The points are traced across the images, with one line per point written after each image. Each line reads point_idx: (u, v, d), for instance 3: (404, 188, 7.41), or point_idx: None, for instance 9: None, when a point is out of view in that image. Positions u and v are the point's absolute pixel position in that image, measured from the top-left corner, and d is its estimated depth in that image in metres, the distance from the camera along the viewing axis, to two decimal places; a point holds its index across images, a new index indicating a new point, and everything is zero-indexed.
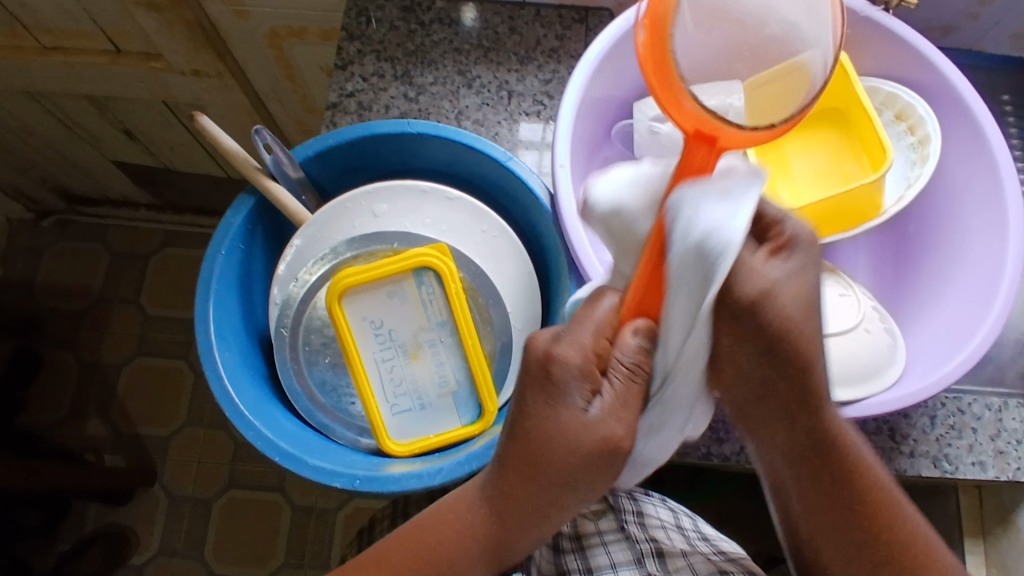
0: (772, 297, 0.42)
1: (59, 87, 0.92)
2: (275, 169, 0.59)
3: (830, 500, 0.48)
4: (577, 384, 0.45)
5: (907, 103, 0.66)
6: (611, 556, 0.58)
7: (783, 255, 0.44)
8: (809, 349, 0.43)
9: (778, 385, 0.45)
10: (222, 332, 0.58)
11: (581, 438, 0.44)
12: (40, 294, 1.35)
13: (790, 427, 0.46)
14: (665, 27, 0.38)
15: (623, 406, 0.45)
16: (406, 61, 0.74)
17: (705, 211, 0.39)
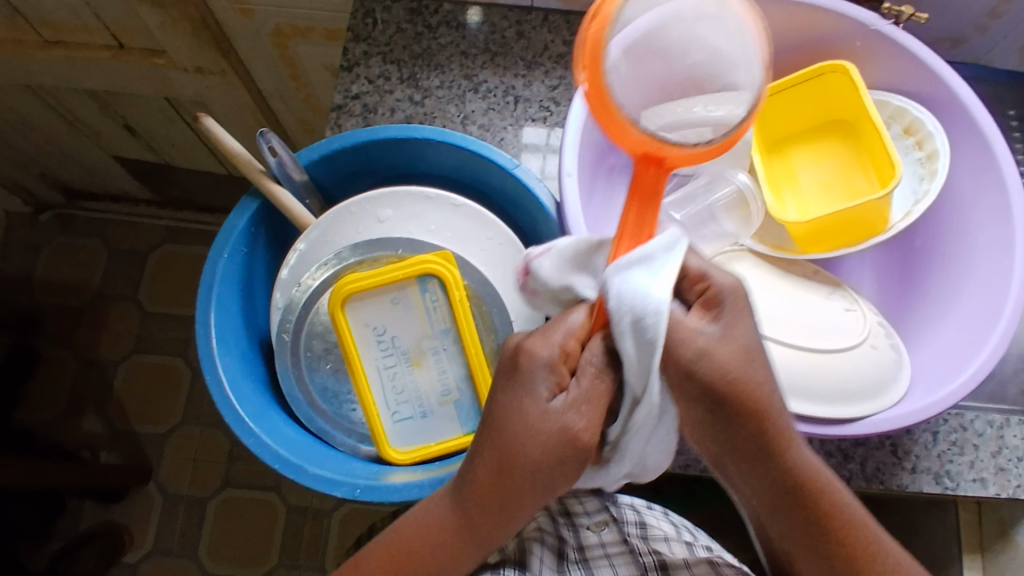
0: (707, 359, 0.41)
1: (61, 82, 0.91)
2: (279, 173, 0.58)
3: (804, 539, 0.46)
4: (544, 375, 0.43)
5: (916, 118, 0.66)
6: (613, 568, 0.57)
7: (713, 314, 0.43)
8: (757, 400, 0.42)
9: (736, 430, 0.42)
10: (223, 336, 0.57)
11: (543, 430, 0.42)
12: (38, 289, 1.34)
13: (759, 470, 0.43)
14: (599, 57, 0.39)
15: (588, 404, 0.43)
16: (412, 63, 0.73)
17: (635, 283, 0.41)
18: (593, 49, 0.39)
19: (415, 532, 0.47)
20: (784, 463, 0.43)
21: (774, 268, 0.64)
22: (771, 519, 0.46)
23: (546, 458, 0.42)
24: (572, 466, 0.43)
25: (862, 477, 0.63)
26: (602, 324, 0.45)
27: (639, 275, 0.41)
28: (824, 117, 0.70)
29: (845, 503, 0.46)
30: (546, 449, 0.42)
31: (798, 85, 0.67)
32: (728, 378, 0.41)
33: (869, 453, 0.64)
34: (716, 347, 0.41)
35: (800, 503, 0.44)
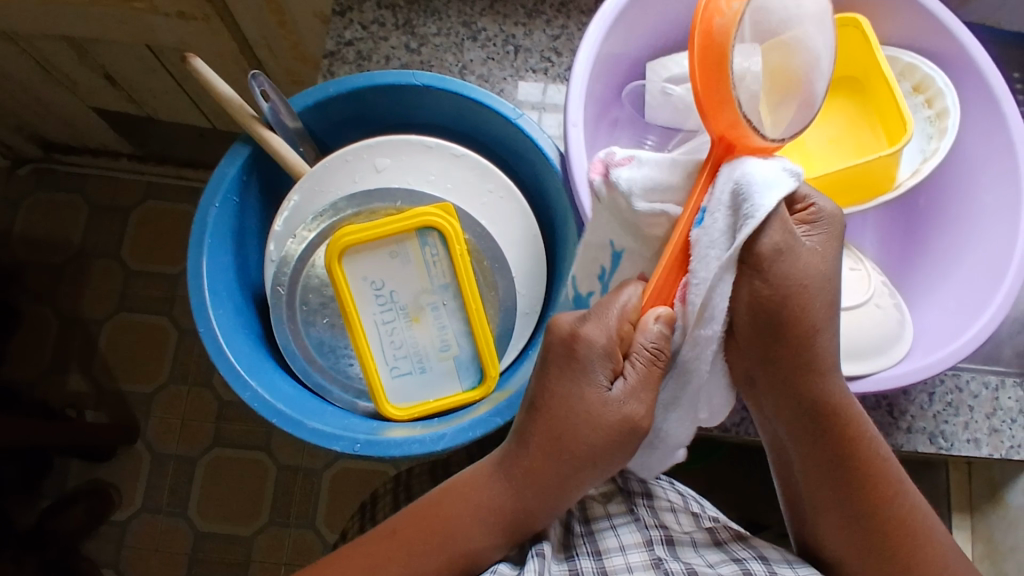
0: (791, 254, 0.44)
1: (36, 28, 0.87)
2: (272, 118, 0.56)
3: (837, 470, 0.51)
4: (600, 364, 0.46)
5: (927, 75, 0.64)
6: (619, 538, 0.55)
7: (807, 227, 0.46)
8: (813, 316, 0.45)
9: (782, 352, 0.47)
10: (215, 287, 0.55)
11: (602, 415, 0.46)
12: (17, 244, 1.30)
13: (798, 394, 0.49)
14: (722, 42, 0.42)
15: (642, 387, 0.46)
16: (409, 9, 0.70)
17: (757, 175, 0.42)
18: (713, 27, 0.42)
19: (455, 504, 0.52)
20: (823, 385, 0.48)
21: None
22: (797, 439, 0.51)
23: (598, 438, 0.46)
24: (626, 445, 0.47)
25: None
26: (655, 300, 0.47)
27: (760, 170, 0.42)
28: (833, 72, 0.68)
29: (868, 429, 0.51)
30: (602, 430, 0.46)
31: None
32: (796, 287, 0.44)
33: (867, 413, 0.64)
34: (806, 263, 0.44)
35: (833, 422, 0.49)
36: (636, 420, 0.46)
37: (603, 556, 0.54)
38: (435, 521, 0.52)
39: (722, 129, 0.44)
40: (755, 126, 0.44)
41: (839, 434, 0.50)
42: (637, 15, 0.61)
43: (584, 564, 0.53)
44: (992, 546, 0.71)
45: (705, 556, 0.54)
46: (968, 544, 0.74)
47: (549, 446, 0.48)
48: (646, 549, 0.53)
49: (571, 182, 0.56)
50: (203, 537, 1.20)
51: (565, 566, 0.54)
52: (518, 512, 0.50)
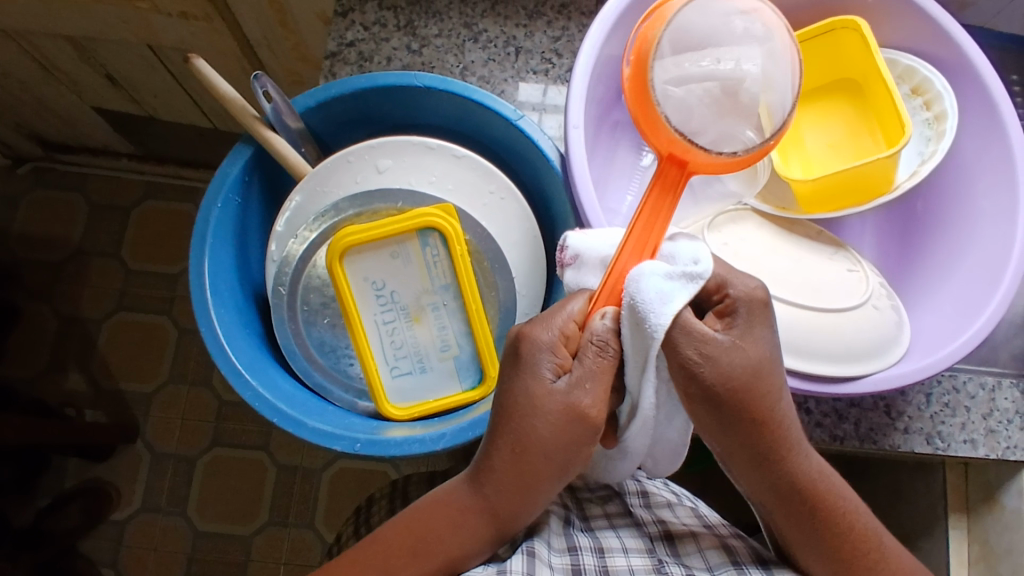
0: (712, 358, 0.44)
1: (38, 27, 0.87)
2: (274, 119, 0.56)
3: (815, 540, 0.50)
4: (547, 356, 0.46)
5: (925, 78, 0.64)
6: (622, 540, 0.55)
7: (726, 321, 0.45)
8: (762, 400, 0.45)
9: (739, 436, 0.46)
10: (217, 287, 0.56)
11: (551, 409, 0.45)
12: (17, 243, 1.31)
13: (764, 473, 0.48)
14: (646, 64, 0.47)
15: (591, 379, 0.45)
16: (410, 10, 0.71)
17: (649, 290, 0.44)
18: (641, 46, 0.47)
19: (429, 515, 0.50)
20: (785, 465, 0.48)
21: (776, 227, 0.62)
22: (771, 513, 0.50)
23: (557, 439, 0.45)
24: (581, 441, 0.45)
25: (855, 437, 0.64)
26: (601, 305, 0.47)
27: (657, 280, 0.44)
28: (833, 76, 0.69)
29: (842, 499, 0.50)
30: (556, 425, 0.45)
31: (808, 40, 0.66)
32: (740, 377, 0.44)
33: (863, 414, 0.65)
34: (732, 353, 0.44)
35: (802, 498, 0.49)
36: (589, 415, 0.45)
37: (605, 554, 0.53)
38: (416, 533, 0.50)
39: (669, 144, 0.46)
40: (693, 147, 0.45)
41: (812, 511, 0.49)
42: None
43: (586, 561, 0.53)
44: (988, 547, 0.71)
45: (705, 557, 0.54)
46: (964, 545, 0.74)
47: (514, 456, 0.46)
48: (647, 554, 0.54)
49: (572, 182, 0.56)
50: (201, 536, 1.20)
51: (566, 559, 0.53)
52: (488, 517, 0.49)
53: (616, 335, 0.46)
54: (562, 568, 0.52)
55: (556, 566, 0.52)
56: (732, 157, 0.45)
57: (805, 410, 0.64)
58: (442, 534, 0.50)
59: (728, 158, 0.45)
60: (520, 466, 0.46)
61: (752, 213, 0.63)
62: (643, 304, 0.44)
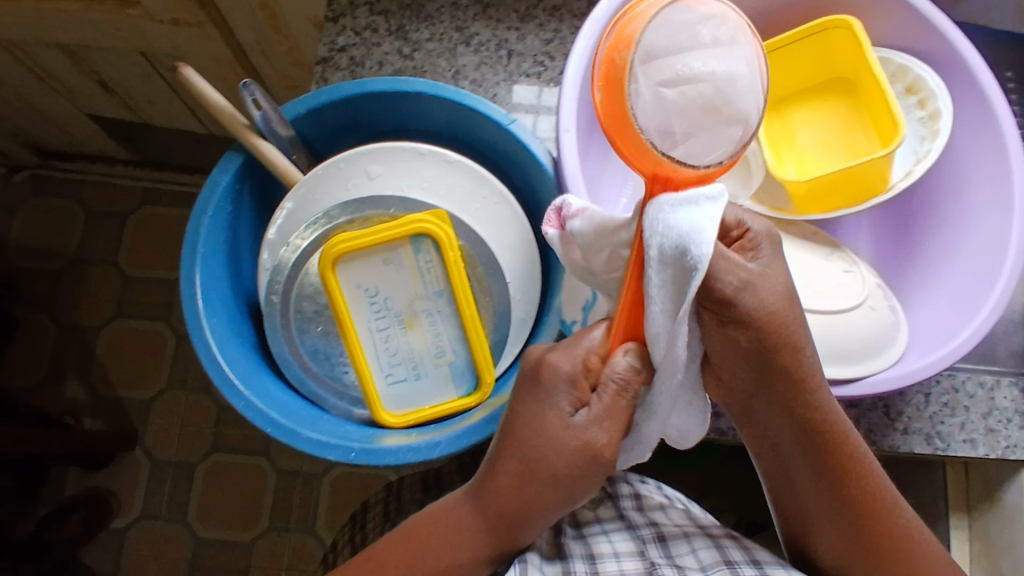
0: (750, 289, 0.43)
1: (30, 35, 0.86)
2: (264, 127, 0.56)
3: (834, 489, 0.51)
4: (566, 390, 0.46)
5: (919, 76, 0.64)
6: (613, 544, 0.56)
7: (751, 252, 0.45)
8: (796, 338, 0.45)
9: (768, 377, 0.47)
10: (209, 296, 0.55)
11: (566, 442, 0.45)
12: (14, 252, 1.30)
13: (789, 416, 0.49)
14: (619, 84, 0.40)
15: (608, 417, 0.45)
16: (401, 14, 0.70)
17: (686, 221, 0.40)
18: (611, 69, 0.41)
19: (427, 530, 0.50)
20: (808, 407, 0.48)
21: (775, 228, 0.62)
22: (793, 461, 0.51)
23: (565, 469, 0.45)
24: (593, 474, 0.46)
25: None
26: (623, 337, 0.47)
27: (683, 213, 0.41)
28: (825, 75, 0.68)
29: (858, 444, 0.51)
30: (568, 459, 0.45)
31: (800, 40, 0.65)
32: (769, 315, 0.44)
33: (862, 414, 0.64)
34: (761, 289, 0.44)
35: (824, 443, 0.50)
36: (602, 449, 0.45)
37: (596, 560, 0.54)
38: (412, 551, 0.50)
39: (653, 166, 0.42)
40: (686, 164, 0.41)
41: (833, 458, 0.50)
42: None
43: (577, 567, 0.53)
44: (991, 546, 0.71)
45: (698, 556, 0.54)
46: (965, 544, 0.74)
47: (517, 476, 0.46)
48: (640, 557, 0.54)
49: (564, 186, 0.56)
50: (202, 543, 1.20)
51: (557, 567, 0.52)
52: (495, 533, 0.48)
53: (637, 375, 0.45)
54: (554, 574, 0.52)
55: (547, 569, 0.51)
56: (722, 167, 0.41)
57: None
58: (437, 547, 0.49)
59: (717, 168, 0.41)
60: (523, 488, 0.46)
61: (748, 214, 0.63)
62: (680, 206, 0.41)
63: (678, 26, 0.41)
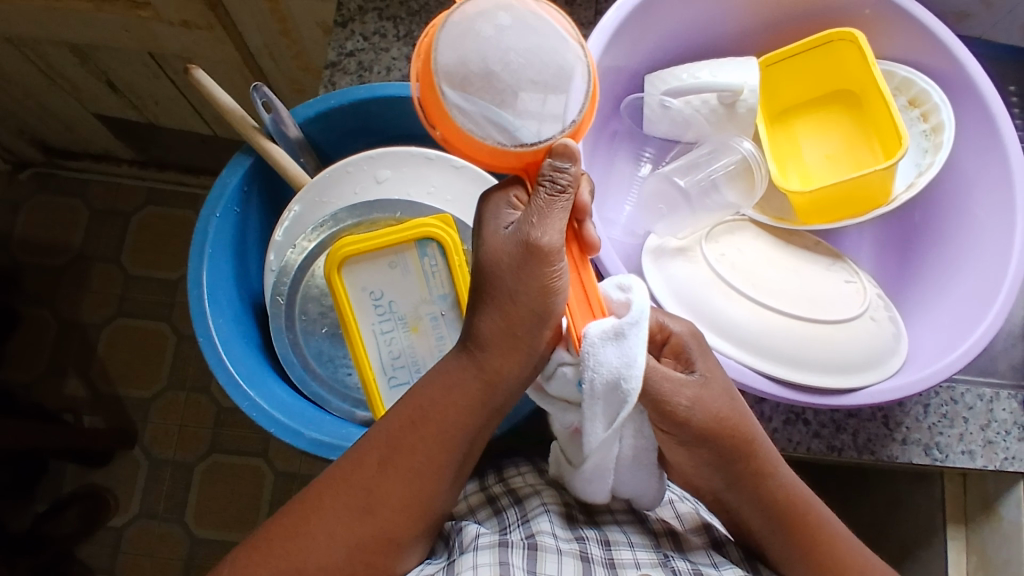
0: (701, 402, 0.46)
1: (39, 34, 0.87)
2: (273, 129, 0.56)
3: (803, 558, 0.51)
4: (508, 207, 0.45)
5: (921, 90, 0.65)
6: (626, 535, 0.54)
7: (687, 363, 0.49)
8: (745, 430, 0.48)
9: (725, 466, 0.48)
10: (216, 298, 0.56)
11: (500, 249, 0.43)
12: (17, 248, 1.31)
13: (747, 498, 0.50)
14: (438, 104, 0.41)
15: (539, 215, 0.42)
16: (410, 21, 0.71)
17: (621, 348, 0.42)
18: (428, 93, 0.41)
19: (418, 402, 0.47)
20: (767, 488, 0.50)
21: (776, 238, 0.63)
22: (758, 535, 0.52)
23: (518, 273, 0.42)
24: (536, 271, 0.42)
25: (853, 448, 0.64)
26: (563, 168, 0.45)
27: (609, 350, 0.43)
28: (830, 87, 0.69)
29: (827, 516, 0.52)
30: (507, 262, 0.43)
31: (804, 52, 0.66)
32: (720, 422, 0.47)
33: (861, 424, 0.65)
34: (702, 394, 0.47)
35: (788, 520, 0.50)
36: (546, 249, 0.42)
37: (611, 545, 0.52)
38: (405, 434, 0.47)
39: (517, 160, 0.43)
40: (535, 142, 0.42)
41: (801, 534, 0.50)
42: (637, 29, 0.62)
43: (593, 550, 0.51)
44: (987, 558, 0.71)
45: (708, 554, 0.54)
46: (962, 556, 0.74)
47: (501, 321, 0.44)
48: (653, 549, 0.53)
49: None
50: (199, 543, 1.20)
51: (574, 546, 0.51)
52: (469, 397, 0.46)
53: (574, 175, 0.42)
54: (571, 553, 0.50)
55: (565, 551, 0.50)
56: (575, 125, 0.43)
57: (803, 420, 0.64)
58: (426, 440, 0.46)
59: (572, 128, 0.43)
60: (511, 332, 0.44)
61: (750, 223, 0.64)
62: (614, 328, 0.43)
63: (467, 32, 0.40)
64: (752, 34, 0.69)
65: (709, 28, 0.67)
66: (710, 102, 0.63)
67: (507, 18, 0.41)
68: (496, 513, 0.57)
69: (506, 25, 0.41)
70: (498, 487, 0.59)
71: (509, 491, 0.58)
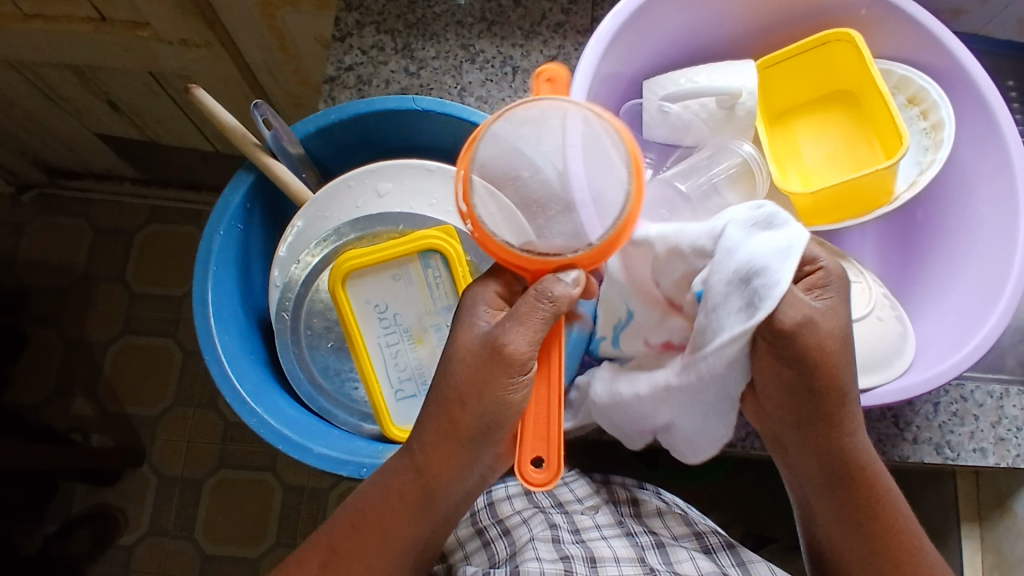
0: (811, 322, 0.44)
1: (41, 56, 0.88)
2: (274, 145, 0.56)
3: (854, 523, 0.50)
4: (483, 307, 0.47)
5: (921, 87, 0.65)
6: (613, 548, 0.56)
7: (818, 291, 0.45)
8: (840, 373, 0.46)
9: (810, 402, 0.47)
10: (221, 315, 0.56)
11: (469, 346, 0.45)
12: (22, 269, 1.32)
13: (823, 447, 0.49)
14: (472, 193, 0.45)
15: (512, 319, 0.44)
16: (407, 33, 0.71)
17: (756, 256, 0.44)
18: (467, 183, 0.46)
19: (371, 513, 0.49)
20: (847, 441, 0.49)
21: None
22: (823, 497, 0.51)
23: (475, 377, 0.45)
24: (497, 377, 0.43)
25: None
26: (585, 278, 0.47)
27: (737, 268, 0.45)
28: (828, 86, 0.69)
29: (894, 492, 0.51)
30: (473, 354, 0.45)
31: (800, 54, 0.66)
32: (827, 351, 0.45)
33: (871, 424, 0.64)
34: (820, 319, 0.44)
35: (852, 477, 0.50)
36: (510, 355, 0.43)
37: (597, 564, 0.55)
38: (358, 530, 0.50)
39: (529, 264, 0.46)
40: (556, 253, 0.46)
41: (861, 501, 0.50)
42: (633, 36, 0.63)
43: (579, 569, 0.54)
44: (1002, 555, 0.71)
45: (697, 563, 0.56)
46: (977, 554, 0.74)
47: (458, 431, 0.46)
48: (640, 564, 0.55)
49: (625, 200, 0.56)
50: (209, 559, 1.20)
51: (558, 565, 0.54)
52: (410, 504, 0.49)
53: (564, 296, 0.43)
54: (555, 572, 0.53)
55: (547, 572, 0.53)
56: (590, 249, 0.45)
57: None
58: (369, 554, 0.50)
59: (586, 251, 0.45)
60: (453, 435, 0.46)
61: None
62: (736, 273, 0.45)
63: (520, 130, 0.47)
64: (747, 38, 0.69)
65: (705, 32, 0.67)
66: (709, 105, 0.63)
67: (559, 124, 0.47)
68: (484, 544, 0.60)
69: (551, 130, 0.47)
70: (487, 515, 0.61)
71: (495, 515, 0.61)
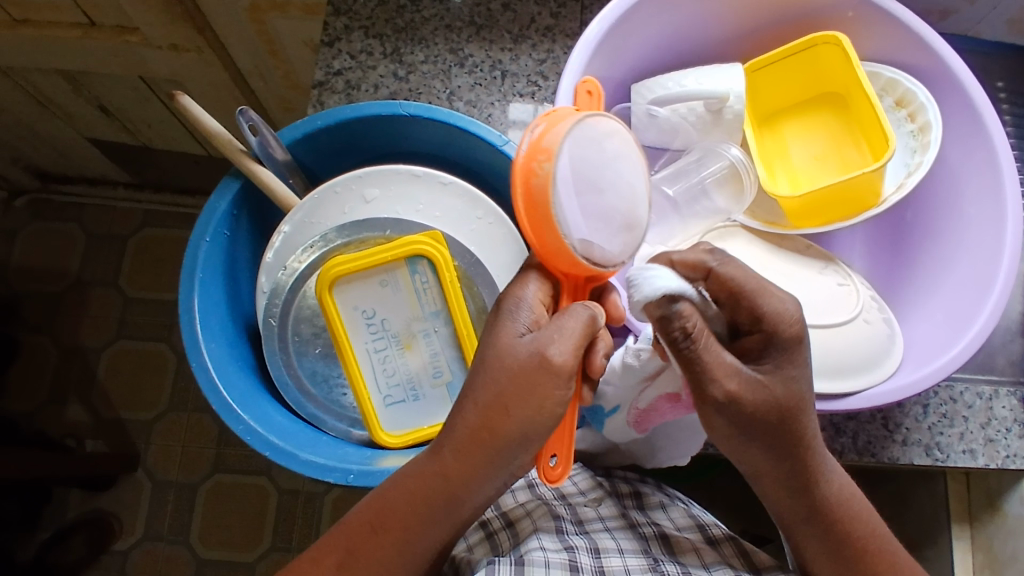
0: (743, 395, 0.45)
1: (29, 61, 0.88)
2: (260, 152, 0.57)
3: (832, 554, 0.51)
4: (524, 311, 0.46)
5: (908, 89, 0.65)
6: (616, 540, 0.55)
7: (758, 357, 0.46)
8: (794, 423, 0.47)
9: (776, 453, 0.48)
10: (208, 321, 0.56)
11: (512, 356, 0.45)
12: (15, 276, 1.31)
13: (791, 493, 0.50)
14: (547, 193, 0.43)
15: (560, 333, 0.45)
16: (396, 38, 0.71)
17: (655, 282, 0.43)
18: (539, 183, 0.43)
19: (386, 512, 0.48)
20: (814, 483, 0.49)
21: (769, 243, 0.64)
22: (799, 537, 0.52)
23: (515, 391, 0.44)
24: (545, 386, 0.44)
25: (854, 451, 0.64)
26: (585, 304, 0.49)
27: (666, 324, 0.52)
28: (817, 88, 0.69)
29: (871, 516, 0.51)
30: (511, 369, 0.45)
31: (788, 56, 0.66)
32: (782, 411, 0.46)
33: (861, 426, 0.64)
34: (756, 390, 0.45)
35: (828, 513, 0.50)
36: (556, 365, 0.44)
37: (602, 553, 0.53)
38: (375, 521, 0.48)
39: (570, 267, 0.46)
40: (602, 265, 0.46)
41: (837, 534, 0.50)
42: (621, 39, 0.63)
43: (583, 559, 0.52)
44: (993, 556, 0.71)
45: (701, 555, 0.55)
46: (967, 554, 0.74)
47: (473, 435, 0.46)
48: (644, 554, 0.53)
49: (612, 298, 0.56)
50: (204, 564, 1.20)
51: (563, 555, 0.51)
52: (435, 508, 0.47)
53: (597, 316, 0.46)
54: (560, 564, 0.50)
55: (553, 563, 0.50)
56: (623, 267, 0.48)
57: None
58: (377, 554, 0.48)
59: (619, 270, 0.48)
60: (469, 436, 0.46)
61: (742, 228, 0.64)
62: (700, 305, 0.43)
63: (587, 137, 0.45)
64: (735, 41, 0.69)
65: (693, 34, 0.67)
66: (697, 109, 0.63)
67: (610, 135, 0.46)
68: (488, 536, 0.59)
69: (609, 137, 0.46)
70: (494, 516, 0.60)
71: (500, 512, 0.60)
